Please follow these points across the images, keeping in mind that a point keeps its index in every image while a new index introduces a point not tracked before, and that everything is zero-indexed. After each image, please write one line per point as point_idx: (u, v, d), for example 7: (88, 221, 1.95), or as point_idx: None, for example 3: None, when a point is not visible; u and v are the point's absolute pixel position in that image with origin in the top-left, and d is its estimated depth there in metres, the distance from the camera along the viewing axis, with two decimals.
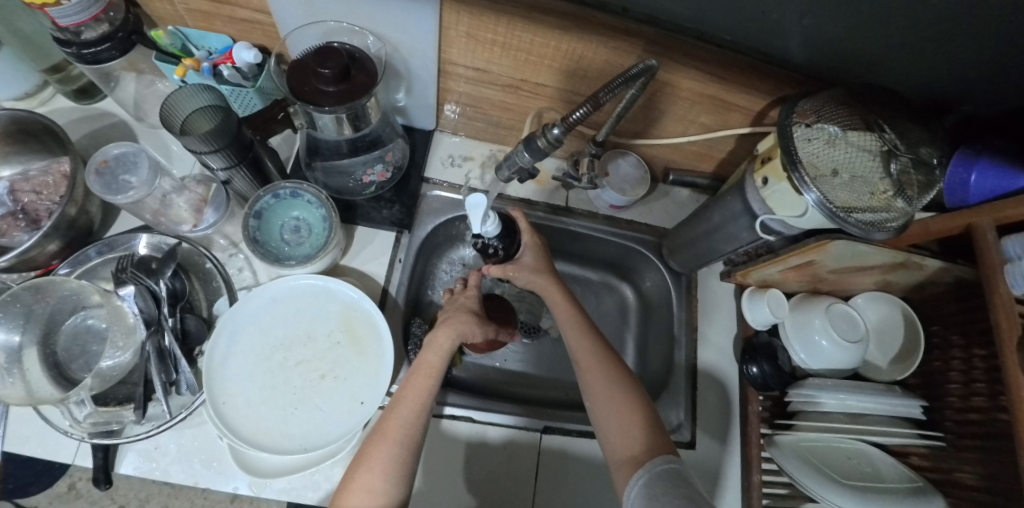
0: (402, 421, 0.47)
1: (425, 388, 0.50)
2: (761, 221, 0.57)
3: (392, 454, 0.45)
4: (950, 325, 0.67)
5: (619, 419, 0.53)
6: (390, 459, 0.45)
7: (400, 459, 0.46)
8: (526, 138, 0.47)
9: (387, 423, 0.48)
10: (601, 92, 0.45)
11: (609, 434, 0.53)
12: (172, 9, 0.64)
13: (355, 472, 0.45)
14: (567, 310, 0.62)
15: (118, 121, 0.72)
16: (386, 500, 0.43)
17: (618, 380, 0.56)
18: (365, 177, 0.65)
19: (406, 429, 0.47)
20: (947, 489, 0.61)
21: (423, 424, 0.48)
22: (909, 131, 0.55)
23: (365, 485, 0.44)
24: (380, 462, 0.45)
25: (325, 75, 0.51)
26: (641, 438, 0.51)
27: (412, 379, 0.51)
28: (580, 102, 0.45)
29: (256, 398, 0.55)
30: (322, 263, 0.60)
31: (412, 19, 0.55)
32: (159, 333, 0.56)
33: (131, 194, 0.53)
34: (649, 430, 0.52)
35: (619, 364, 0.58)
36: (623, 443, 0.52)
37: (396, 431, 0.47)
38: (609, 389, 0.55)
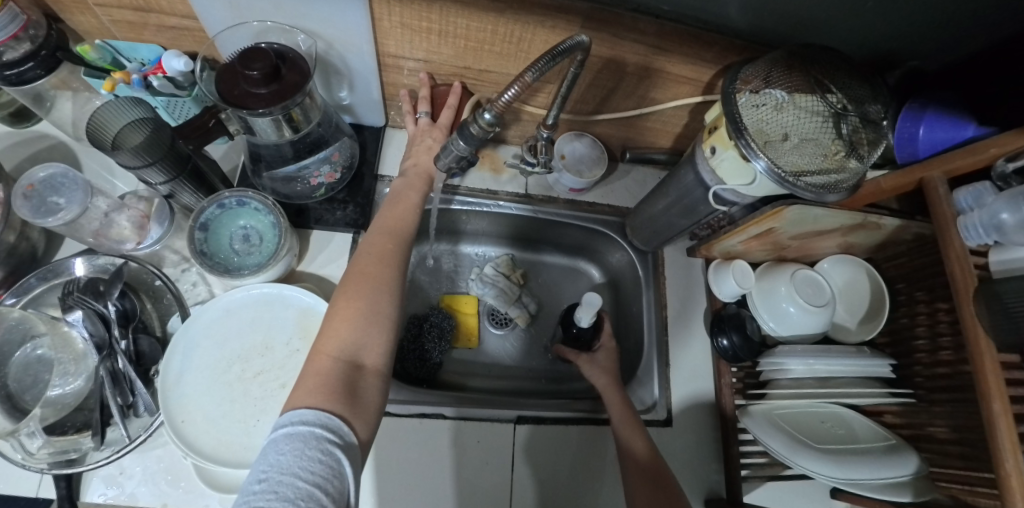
0: (380, 274, 0.50)
1: (399, 241, 0.54)
2: (714, 192, 0.57)
3: (366, 315, 0.46)
4: (912, 281, 0.67)
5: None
6: (365, 316, 0.45)
7: (379, 309, 0.46)
8: (459, 127, 0.48)
9: (361, 274, 0.49)
10: (528, 72, 0.43)
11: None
12: (97, 21, 0.62)
13: (329, 333, 0.44)
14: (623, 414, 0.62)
15: (56, 143, 0.70)
16: (368, 353, 0.44)
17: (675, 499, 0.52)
18: (312, 179, 0.64)
19: (385, 280, 0.49)
20: (921, 444, 0.61)
21: (398, 276, 0.51)
22: (854, 90, 0.55)
23: (341, 342, 0.43)
24: (353, 319, 0.45)
25: (253, 77, 0.49)
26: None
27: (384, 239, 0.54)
28: (510, 83, 0.44)
29: (215, 413, 0.54)
30: (275, 270, 0.59)
31: (341, 13, 0.54)
32: (112, 356, 0.54)
33: (61, 215, 0.52)
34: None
35: (671, 481, 0.54)
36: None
37: (371, 278, 0.49)
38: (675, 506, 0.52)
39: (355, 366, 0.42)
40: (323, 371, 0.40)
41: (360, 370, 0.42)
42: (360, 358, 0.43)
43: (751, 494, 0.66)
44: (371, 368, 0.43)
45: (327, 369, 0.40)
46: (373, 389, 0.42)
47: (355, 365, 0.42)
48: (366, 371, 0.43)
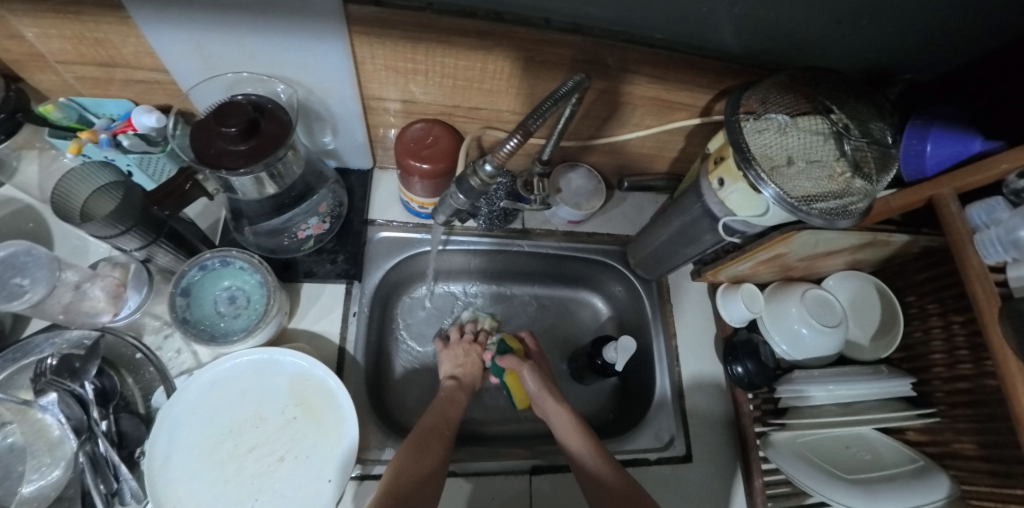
0: (439, 449, 0.51)
1: (453, 426, 0.56)
2: (724, 223, 0.55)
3: (431, 471, 0.48)
4: (924, 293, 0.65)
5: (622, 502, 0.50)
6: (430, 472, 0.48)
7: (430, 473, 0.48)
8: (458, 180, 0.45)
9: (419, 445, 0.51)
10: (529, 119, 0.41)
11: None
12: (59, 79, 0.59)
13: (402, 476, 0.47)
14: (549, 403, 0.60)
15: (22, 207, 0.66)
16: (417, 503, 0.45)
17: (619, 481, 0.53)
18: (299, 232, 0.61)
19: (442, 453, 0.51)
20: (949, 463, 0.59)
21: (449, 451, 0.52)
22: (857, 109, 0.53)
23: (398, 493, 0.45)
24: (422, 474, 0.48)
25: (230, 133, 0.46)
26: None
27: (440, 413, 0.57)
28: (510, 131, 0.42)
29: (207, 497, 0.50)
30: (264, 333, 0.56)
31: (321, 59, 0.51)
32: (93, 439, 0.51)
33: (28, 298, 0.48)
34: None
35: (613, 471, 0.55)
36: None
37: (431, 453, 0.50)
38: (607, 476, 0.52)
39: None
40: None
41: None
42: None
43: None
44: None
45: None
46: None
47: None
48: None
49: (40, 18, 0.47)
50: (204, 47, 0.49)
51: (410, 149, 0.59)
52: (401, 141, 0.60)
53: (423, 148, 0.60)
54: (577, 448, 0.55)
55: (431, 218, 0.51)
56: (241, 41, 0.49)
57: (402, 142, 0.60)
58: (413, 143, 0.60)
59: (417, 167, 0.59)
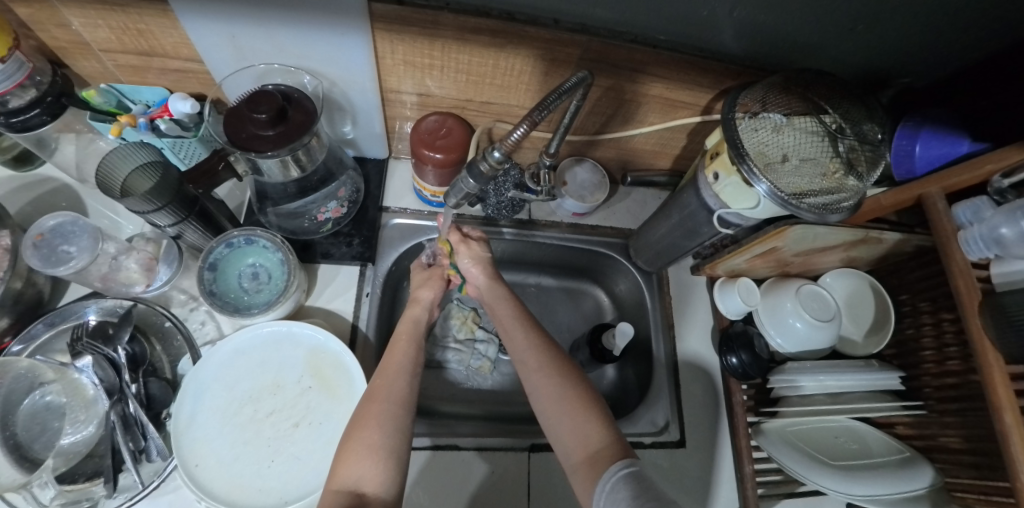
0: (376, 410, 0.48)
1: (394, 377, 0.51)
2: (719, 215, 0.58)
3: (369, 437, 0.46)
4: (916, 292, 0.67)
5: (574, 417, 0.49)
6: (368, 441, 0.45)
7: (372, 442, 0.45)
8: (467, 165, 0.48)
9: (359, 416, 0.48)
10: (537, 110, 0.45)
11: (562, 437, 0.49)
12: (101, 66, 0.63)
13: (338, 463, 0.45)
14: (498, 296, 0.62)
15: (61, 185, 0.71)
16: (369, 482, 0.43)
17: (567, 378, 0.52)
18: (319, 214, 0.65)
19: (377, 417, 0.47)
20: (934, 455, 0.61)
21: (399, 412, 0.49)
22: (850, 111, 0.56)
23: (347, 474, 0.44)
24: (356, 448, 0.45)
25: (260, 120, 0.50)
26: (595, 437, 0.47)
27: (383, 370, 0.52)
28: (518, 121, 0.45)
29: (227, 456, 0.54)
30: (283, 307, 0.59)
31: (345, 53, 0.55)
32: (122, 400, 0.55)
33: (73, 264, 0.52)
34: (591, 425, 0.48)
35: (566, 363, 0.54)
36: (577, 444, 0.47)
37: (369, 422, 0.47)
38: (559, 390, 0.51)
39: (356, 497, 0.42)
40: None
41: (363, 501, 0.42)
42: (363, 487, 0.43)
43: None
44: (373, 498, 0.42)
45: (331, 502, 0.42)
46: None
47: (357, 497, 0.42)
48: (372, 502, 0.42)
49: (90, 9, 0.51)
50: (238, 39, 0.53)
51: (425, 138, 0.63)
52: (416, 130, 0.63)
53: (436, 138, 0.63)
54: (531, 372, 0.54)
55: (443, 203, 0.54)
56: (273, 34, 0.52)
57: (416, 130, 0.63)
58: (428, 133, 0.63)
59: (432, 156, 0.63)
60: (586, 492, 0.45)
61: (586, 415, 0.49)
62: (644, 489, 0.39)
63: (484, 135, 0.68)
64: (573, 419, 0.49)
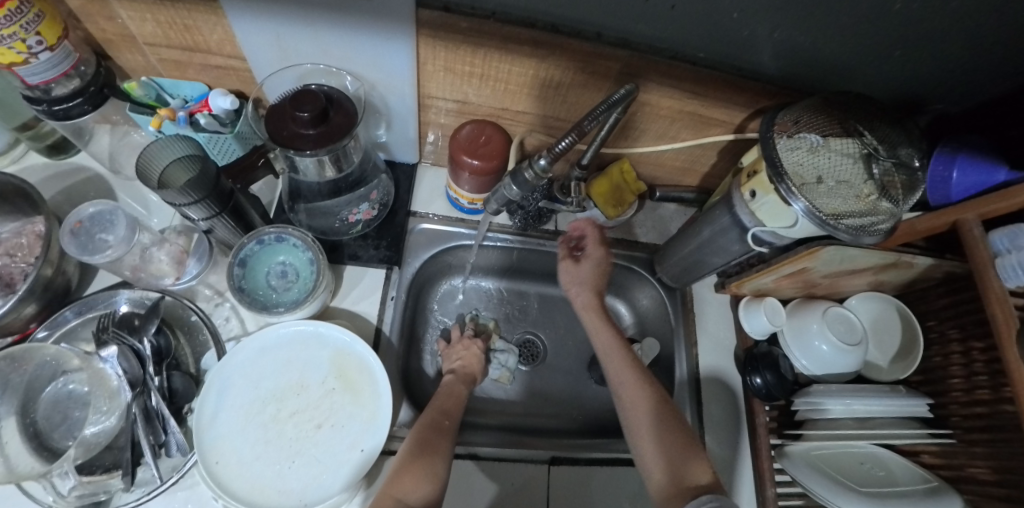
0: (440, 444, 0.51)
1: (455, 422, 0.56)
2: (753, 233, 0.58)
3: (432, 466, 0.48)
4: (944, 318, 0.67)
5: (668, 463, 0.52)
6: (430, 469, 0.48)
7: (435, 470, 0.48)
8: (513, 172, 0.49)
9: (426, 441, 0.51)
10: (584, 121, 0.46)
11: (661, 472, 0.52)
12: (144, 60, 0.64)
13: (395, 478, 0.47)
14: (595, 318, 0.66)
15: (93, 175, 0.71)
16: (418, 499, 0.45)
17: (670, 419, 0.55)
18: (350, 216, 0.65)
19: (443, 451, 0.50)
20: (962, 486, 0.60)
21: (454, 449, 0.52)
22: (886, 135, 0.56)
23: (406, 490, 0.46)
24: (418, 473, 0.47)
25: (304, 118, 0.50)
26: (682, 475, 0.51)
27: (445, 408, 0.57)
28: (565, 132, 0.47)
29: (249, 455, 0.53)
30: (311, 307, 0.59)
31: (387, 56, 0.55)
32: (145, 393, 0.54)
33: (109, 253, 0.53)
34: (679, 469, 0.51)
35: (666, 399, 0.58)
36: (669, 484, 0.51)
37: (436, 451, 0.50)
38: (655, 431, 0.54)
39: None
40: None
41: None
42: None
43: None
44: None
45: None
46: None
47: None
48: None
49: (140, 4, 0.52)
50: (283, 41, 0.54)
51: (462, 147, 0.63)
52: (457, 134, 0.64)
53: (474, 146, 0.63)
54: (631, 388, 0.58)
55: (484, 207, 0.55)
56: (319, 37, 0.53)
57: (456, 137, 0.64)
58: (466, 140, 0.63)
59: (469, 165, 0.63)
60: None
61: (683, 456, 0.52)
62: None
63: (518, 145, 0.69)
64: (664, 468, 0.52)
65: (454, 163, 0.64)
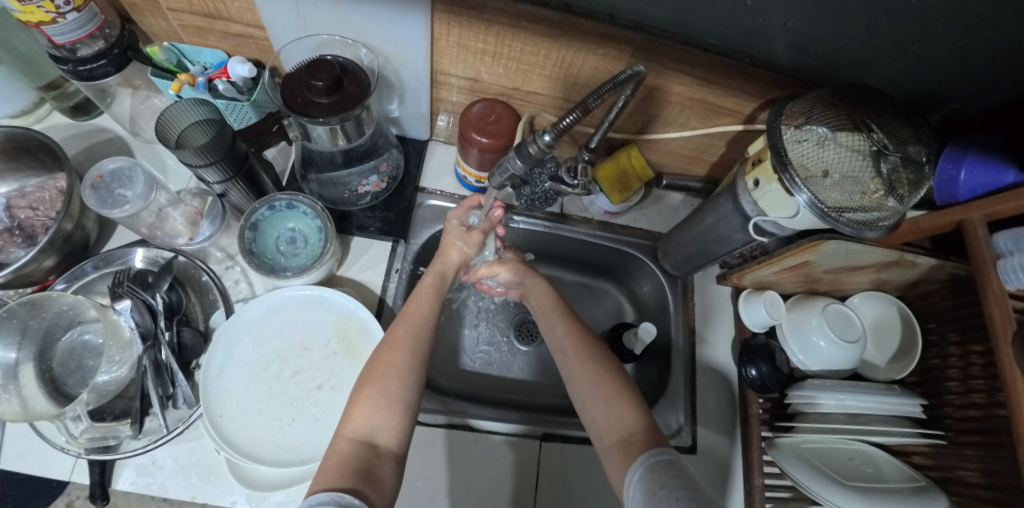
0: (395, 363, 0.50)
1: (415, 329, 0.54)
2: (755, 222, 0.58)
3: (384, 390, 0.47)
4: (944, 321, 0.66)
5: (607, 403, 0.52)
6: (383, 395, 0.47)
7: (391, 394, 0.47)
8: (518, 146, 0.50)
9: (378, 364, 0.50)
10: (590, 98, 0.47)
11: (597, 418, 0.52)
12: (166, 25, 0.65)
13: (349, 413, 0.46)
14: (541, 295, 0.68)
15: (113, 137, 0.73)
16: (384, 434, 0.45)
17: (603, 365, 0.55)
18: (360, 187, 0.67)
19: (398, 369, 0.49)
20: (950, 487, 0.60)
21: (414, 363, 0.51)
22: (897, 131, 0.55)
23: (362, 422, 0.45)
24: (371, 398, 0.47)
25: (317, 87, 0.51)
26: (626, 418, 0.49)
27: (402, 317, 0.55)
28: (569, 108, 0.48)
29: (252, 409, 0.56)
30: (317, 273, 0.61)
31: (401, 30, 0.56)
32: (156, 347, 0.56)
33: (126, 208, 0.55)
34: (624, 411, 0.50)
35: (605, 353, 0.58)
36: (610, 426, 0.50)
37: (389, 372, 0.49)
38: (595, 376, 0.54)
39: (369, 447, 0.44)
40: (342, 453, 0.42)
41: (376, 453, 0.44)
42: (377, 438, 0.45)
43: None
44: (387, 451, 0.44)
45: (344, 451, 0.43)
46: (390, 473, 0.43)
47: (371, 446, 0.44)
48: (384, 455, 0.44)
49: None
50: (302, 11, 0.55)
51: (472, 124, 0.64)
52: (467, 110, 0.65)
53: (482, 124, 0.63)
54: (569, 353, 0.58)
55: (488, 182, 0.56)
56: (336, 8, 0.54)
57: (466, 113, 0.65)
58: (473, 116, 0.64)
59: (478, 143, 0.64)
60: (617, 476, 0.47)
61: (619, 398, 0.52)
62: (672, 479, 0.40)
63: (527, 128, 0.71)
64: (605, 406, 0.52)
65: (463, 140, 0.66)
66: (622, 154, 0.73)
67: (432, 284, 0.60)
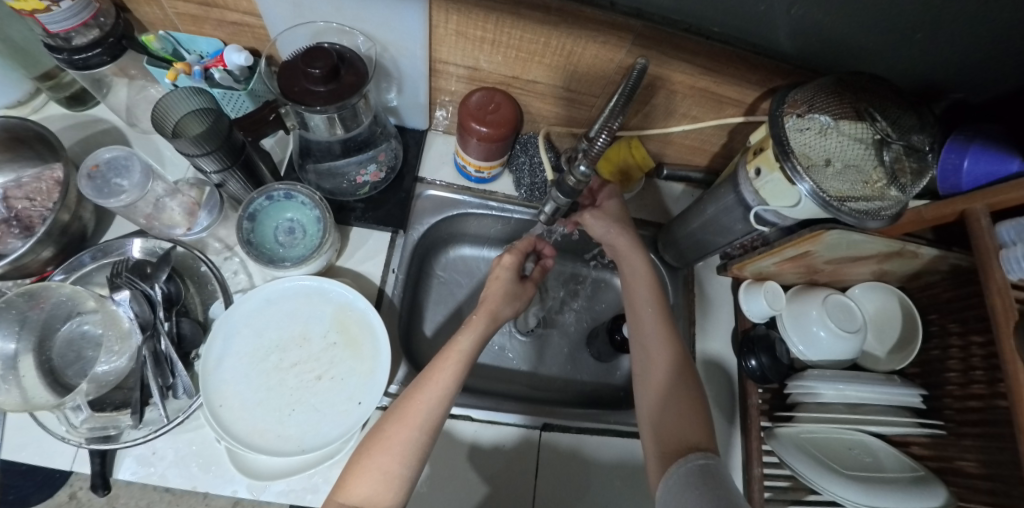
0: (401, 439, 0.48)
1: (433, 404, 0.50)
2: (756, 212, 0.57)
3: (383, 465, 0.46)
4: (945, 312, 0.66)
5: (682, 408, 0.54)
6: (380, 470, 0.46)
7: (388, 471, 0.46)
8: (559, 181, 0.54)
9: (384, 434, 0.48)
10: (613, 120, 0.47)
11: (654, 420, 0.55)
12: (161, 13, 0.65)
13: (348, 478, 0.46)
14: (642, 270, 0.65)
15: (110, 127, 0.73)
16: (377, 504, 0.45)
17: (679, 358, 0.58)
18: (358, 177, 0.66)
19: (401, 447, 0.47)
20: (948, 477, 0.60)
21: (422, 439, 0.48)
22: (900, 120, 0.54)
23: (357, 491, 0.45)
24: (367, 472, 0.46)
25: (315, 75, 0.51)
26: (696, 431, 0.53)
27: (422, 382, 0.51)
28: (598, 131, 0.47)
29: (251, 400, 0.56)
30: (316, 264, 0.60)
31: (399, 18, 0.55)
32: (155, 337, 0.56)
33: (123, 198, 0.54)
34: (690, 418, 0.54)
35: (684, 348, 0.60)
36: (670, 436, 0.53)
37: (391, 448, 0.47)
38: (670, 374, 0.57)
39: None
40: None
41: None
42: None
43: None
44: None
45: None
46: None
47: None
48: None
49: None
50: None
51: (469, 112, 0.63)
52: (466, 99, 0.64)
53: (479, 113, 0.63)
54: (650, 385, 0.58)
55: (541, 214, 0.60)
56: None
57: (464, 103, 0.64)
58: (470, 104, 0.63)
59: (478, 133, 0.63)
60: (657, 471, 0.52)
61: (692, 415, 0.54)
62: (710, 483, 0.46)
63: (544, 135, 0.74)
64: (681, 408, 0.55)
65: (464, 131, 0.65)
66: (621, 140, 0.74)
67: (467, 343, 0.54)
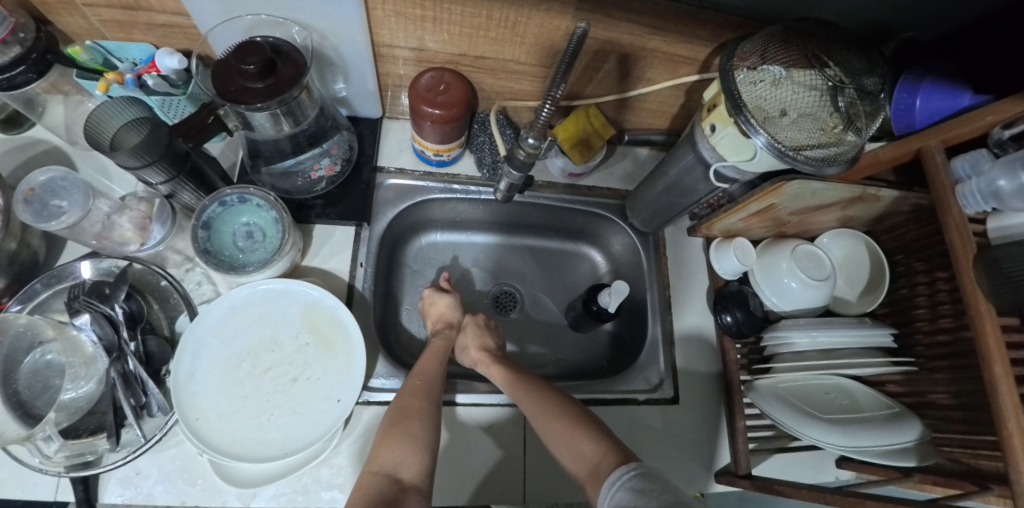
0: (417, 407, 0.52)
1: (430, 378, 0.57)
2: (715, 169, 0.57)
3: (408, 430, 0.49)
4: (910, 251, 0.67)
5: (569, 441, 0.49)
6: (406, 434, 0.49)
7: (413, 433, 0.49)
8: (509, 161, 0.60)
9: (399, 409, 0.52)
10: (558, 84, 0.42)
11: (570, 460, 0.49)
12: (84, 22, 0.62)
13: (377, 449, 0.48)
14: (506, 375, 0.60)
15: (50, 148, 0.70)
16: (408, 468, 0.46)
17: (557, 404, 0.53)
18: (312, 172, 0.64)
19: (419, 412, 0.51)
20: (924, 411, 0.62)
21: (434, 407, 0.53)
22: (851, 63, 0.54)
23: (387, 458, 0.47)
24: (395, 438, 0.48)
25: (249, 71, 0.49)
26: (590, 452, 0.47)
27: (417, 370, 0.58)
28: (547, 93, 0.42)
29: (227, 410, 0.55)
30: (279, 266, 0.59)
31: (330, 3, 0.53)
32: (122, 359, 0.55)
33: (64, 219, 0.53)
34: (586, 441, 0.48)
35: (555, 392, 0.56)
36: (577, 463, 0.47)
37: (410, 415, 0.51)
38: (551, 420, 0.52)
39: (393, 481, 0.45)
40: (366, 485, 0.44)
41: (401, 486, 0.45)
42: (400, 473, 0.46)
43: (760, 466, 0.69)
44: (410, 485, 0.45)
45: (370, 483, 0.44)
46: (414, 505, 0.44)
47: (394, 480, 0.45)
48: (408, 488, 0.45)
49: None
50: None
51: (419, 94, 0.61)
52: (414, 81, 0.62)
53: (430, 95, 0.61)
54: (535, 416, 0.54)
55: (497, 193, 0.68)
56: None
57: (413, 85, 0.62)
58: (418, 85, 0.61)
59: (432, 116, 0.62)
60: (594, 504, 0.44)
61: (576, 434, 0.49)
62: (647, 486, 0.39)
63: (497, 111, 0.73)
64: (569, 445, 0.49)
65: (418, 115, 0.63)
66: (586, 109, 0.72)
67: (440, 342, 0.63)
